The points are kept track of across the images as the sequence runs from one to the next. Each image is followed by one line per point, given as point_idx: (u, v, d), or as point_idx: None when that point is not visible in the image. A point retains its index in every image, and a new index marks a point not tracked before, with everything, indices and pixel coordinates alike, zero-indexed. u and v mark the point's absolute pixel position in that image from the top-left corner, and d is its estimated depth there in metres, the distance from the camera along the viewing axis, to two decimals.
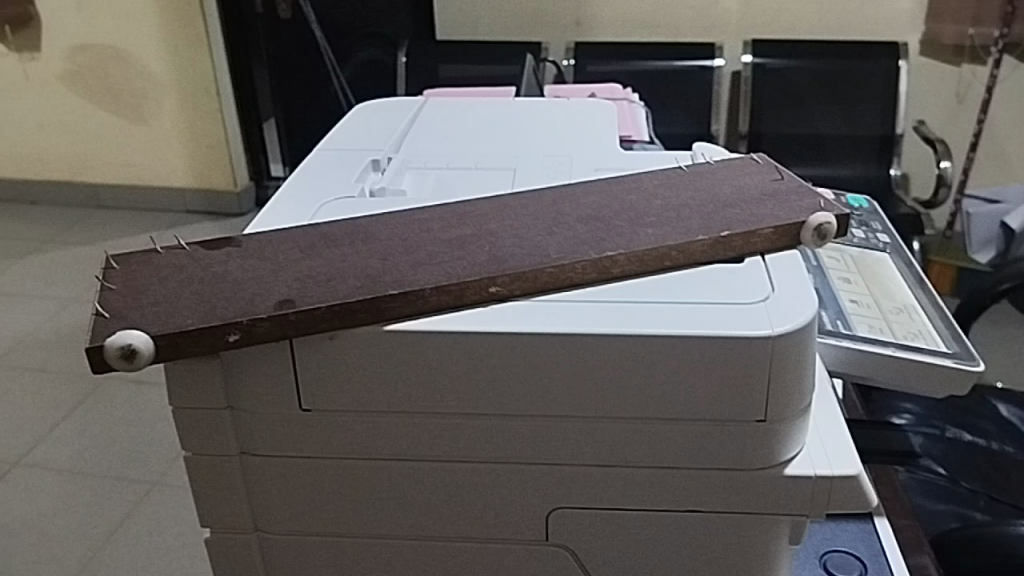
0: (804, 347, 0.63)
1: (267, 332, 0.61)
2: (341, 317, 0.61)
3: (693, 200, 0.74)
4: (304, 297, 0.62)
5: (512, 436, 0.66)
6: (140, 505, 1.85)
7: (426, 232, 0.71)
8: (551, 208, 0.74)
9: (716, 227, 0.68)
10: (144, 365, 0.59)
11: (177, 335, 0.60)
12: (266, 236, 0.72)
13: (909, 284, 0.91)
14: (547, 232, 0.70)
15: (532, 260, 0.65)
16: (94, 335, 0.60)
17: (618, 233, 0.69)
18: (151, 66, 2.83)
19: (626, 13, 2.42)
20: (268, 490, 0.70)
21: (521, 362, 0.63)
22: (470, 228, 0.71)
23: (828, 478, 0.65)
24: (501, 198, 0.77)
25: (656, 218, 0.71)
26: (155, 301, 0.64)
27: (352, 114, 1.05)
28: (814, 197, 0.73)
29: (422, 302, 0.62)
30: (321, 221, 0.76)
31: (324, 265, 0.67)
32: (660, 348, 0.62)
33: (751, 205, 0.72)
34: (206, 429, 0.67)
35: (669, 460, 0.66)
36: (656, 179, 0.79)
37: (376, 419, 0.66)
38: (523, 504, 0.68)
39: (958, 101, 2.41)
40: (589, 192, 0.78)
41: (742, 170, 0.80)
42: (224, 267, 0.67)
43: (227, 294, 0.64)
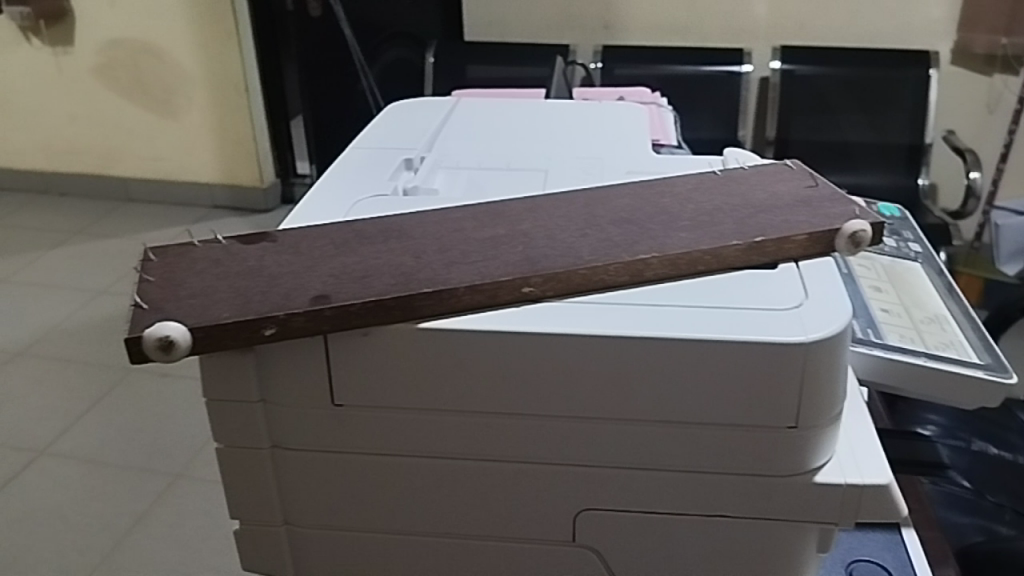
0: (838, 354, 0.62)
1: (303, 326, 0.62)
2: (375, 314, 0.62)
3: (727, 205, 0.74)
4: (339, 293, 0.63)
5: (542, 436, 0.66)
6: (164, 496, 1.87)
7: (460, 231, 0.72)
8: (584, 210, 0.74)
9: (749, 232, 0.68)
10: (180, 357, 0.60)
11: (214, 328, 0.61)
12: (301, 232, 0.73)
13: (941, 294, 0.91)
14: (579, 234, 0.70)
15: (565, 261, 0.65)
16: (134, 326, 0.61)
17: (651, 236, 0.69)
18: (182, 62, 2.85)
19: (655, 16, 2.41)
20: (299, 484, 0.70)
21: (552, 364, 0.63)
22: (503, 229, 0.72)
23: (858, 487, 0.65)
24: (533, 200, 0.78)
25: (689, 222, 0.71)
26: (192, 294, 0.65)
27: (384, 113, 1.05)
28: (847, 205, 0.73)
29: (455, 301, 0.63)
30: (356, 218, 0.77)
31: (358, 261, 0.67)
32: (692, 352, 0.62)
33: (785, 212, 0.72)
34: (239, 421, 0.68)
35: (698, 465, 0.66)
36: (688, 184, 0.79)
37: (407, 416, 0.66)
38: (551, 504, 0.69)
39: (988, 111, 2.38)
40: (621, 195, 0.78)
41: (776, 176, 0.80)
42: (259, 261, 0.68)
43: (263, 288, 0.65)
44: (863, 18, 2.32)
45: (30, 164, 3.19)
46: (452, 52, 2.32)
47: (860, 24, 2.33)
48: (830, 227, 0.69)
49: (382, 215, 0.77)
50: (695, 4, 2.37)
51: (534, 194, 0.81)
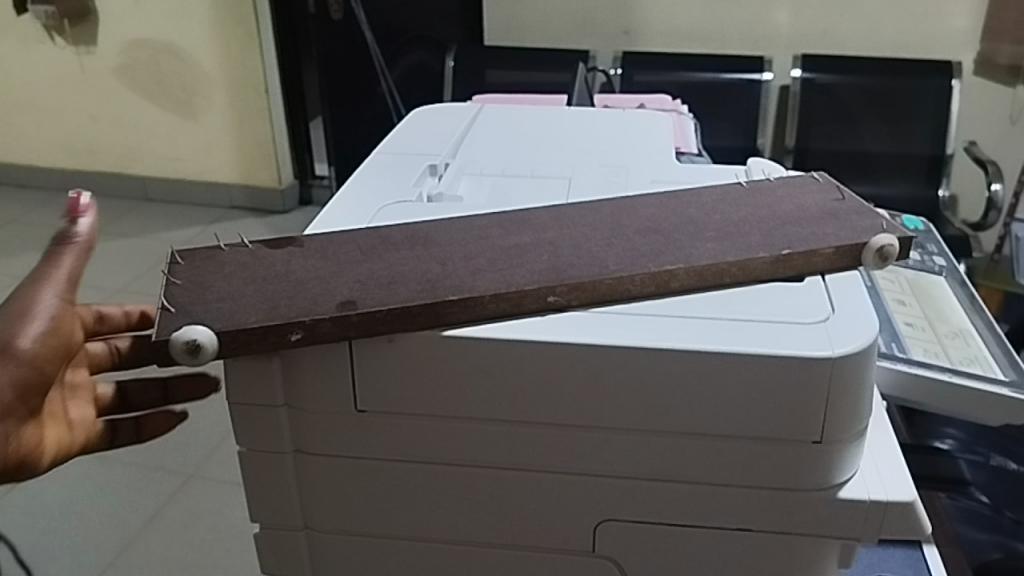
0: (864, 370, 0.62)
1: (330, 332, 0.62)
2: (402, 321, 0.62)
3: (753, 217, 0.74)
4: (366, 299, 0.63)
5: (565, 444, 0.66)
6: (178, 494, 1.88)
7: (485, 239, 0.72)
8: (610, 219, 0.74)
9: (776, 246, 0.68)
10: (207, 360, 0.60)
11: (241, 332, 0.61)
12: (327, 237, 0.73)
13: (966, 310, 0.90)
14: (605, 244, 0.70)
15: (591, 270, 0.66)
16: (162, 328, 0.62)
17: (678, 247, 0.69)
18: (204, 63, 2.87)
19: (676, 23, 2.40)
20: (320, 488, 0.71)
21: (577, 374, 0.63)
22: (529, 237, 0.72)
23: (883, 502, 0.65)
24: (558, 208, 0.78)
25: (716, 233, 0.71)
26: (220, 297, 0.65)
27: (409, 117, 1.06)
28: (875, 218, 0.72)
29: (481, 309, 0.63)
30: (383, 225, 0.77)
31: (384, 268, 0.68)
32: (717, 366, 0.61)
33: (813, 224, 0.72)
34: (263, 425, 0.68)
35: (720, 478, 0.66)
36: (713, 195, 0.79)
37: (430, 424, 0.66)
38: (572, 514, 0.68)
39: (1011, 123, 2.34)
40: (646, 205, 0.78)
41: (802, 188, 0.80)
42: (286, 266, 0.69)
43: (289, 294, 0.65)
44: (889, 27, 2.30)
45: (50, 163, 3.22)
46: (472, 56, 2.32)
47: (886, 34, 2.31)
48: (857, 242, 0.68)
49: (409, 222, 0.77)
50: (716, 11, 2.36)
51: (560, 203, 0.81)
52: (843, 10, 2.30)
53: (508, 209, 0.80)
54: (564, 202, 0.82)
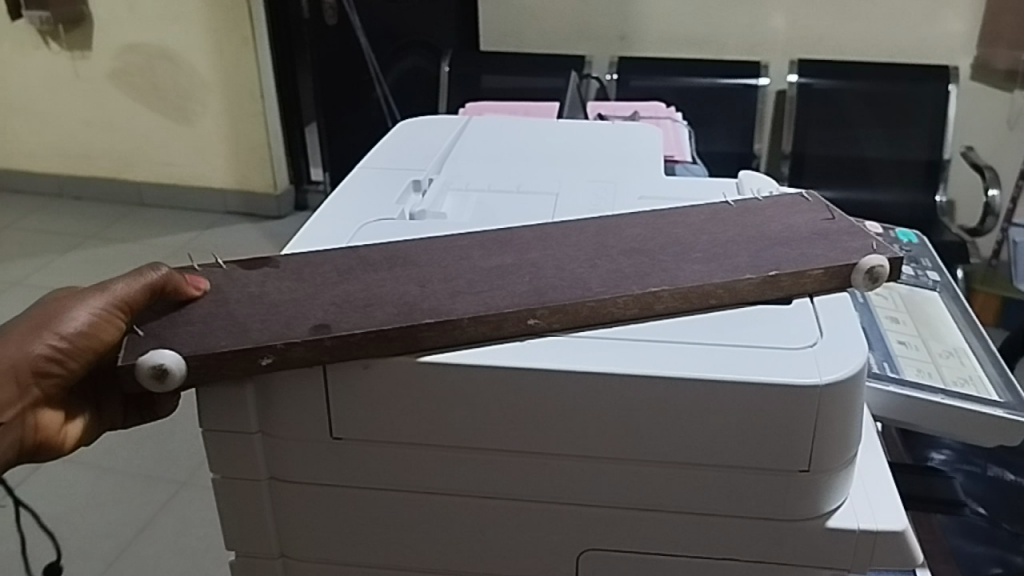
0: (853, 398, 0.60)
1: (302, 357, 0.61)
2: (377, 346, 0.61)
3: (739, 235, 0.72)
4: (340, 323, 0.62)
5: (546, 474, 0.64)
6: (170, 504, 1.85)
7: (465, 259, 0.70)
8: (596, 238, 0.73)
9: (764, 266, 0.66)
10: (174, 386, 0.59)
11: (210, 357, 0.60)
12: (304, 258, 0.71)
13: (960, 327, 0.88)
14: (588, 263, 0.68)
15: (573, 292, 0.64)
16: (131, 352, 0.61)
17: (663, 269, 0.67)
18: (199, 69, 2.85)
19: (672, 29, 2.37)
20: (297, 516, 0.69)
21: (557, 402, 0.61)
22: (511, 258, 0.70)
23: (872, 532, 0.63)
24: (541, 227, 0.76)
25: (703, 254, 0.69)
26: (190, 320, 0.64)
27: (394, 131, 1.04)
28: (865, 238, 0.70)
29: (460, 332, 0.61)
30: (363, 244, 0.76)
31: (362, 291, 0.66)
32: (702, 394, 0.60)
33: (801, 244, 0.70)
34: (236, 453, 0.67)
35: (708, 508, 0.64)
36: (700, 213, 0.78)
37: (407, 451, 0.65)
38: (552, 542, 0.67)
39: (1008, 127, 2.31)
40: (632, 223, 0.76)
41: (790, 206, 0.79)
42: (261, 288, 0.67)
43: (262, 317, 0.64)
44: (887, 33, 2.27)
45: (45, 168, 3.20)
46: (467, 63, 2.31)
47: (885, 39, 2.28)
48: (845, 266, 0.67)
49: (387, 241, 0.75)
50: (713, 16, 2.33)
51: (545, 221, 0.78)
52: (840, 15, 2.28)
53: (492, 229, 0.77)
54: (548, 222, 0.79)
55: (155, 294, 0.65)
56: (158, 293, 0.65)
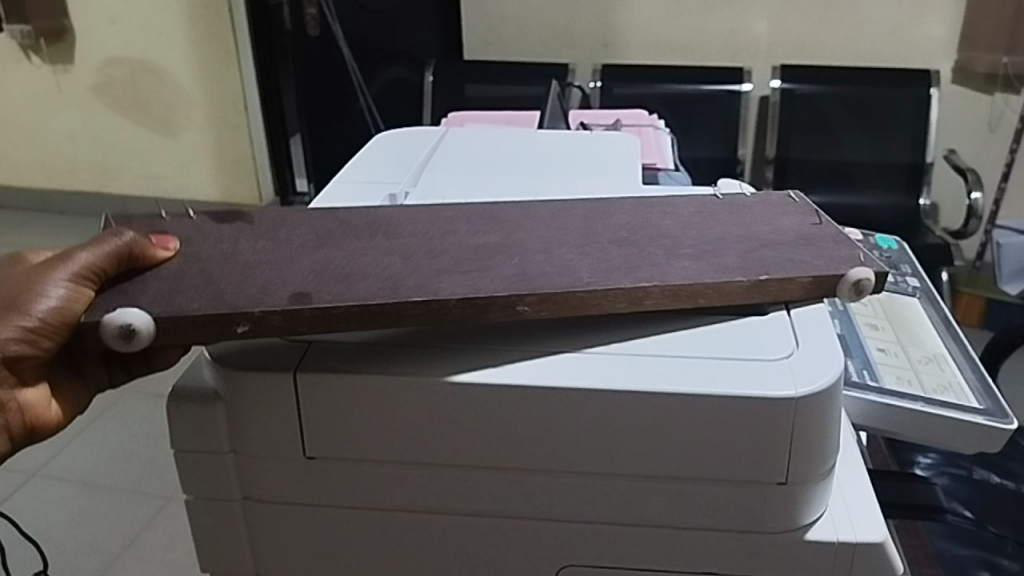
0: (829, 408, 0.60)
1: (279, 325, 0.59)
2: (359, 319, 0.59)
3: (723, 234, 0.72)
4: (321, 292, 0.61)
5: (523, 488, 0.63)
6: (156, 519, 1.78)
7: (448, 240, 0.70)
8: (583, 226, 0.73)
9: (752, 269, 0.65)
10: (141, 345, 0.58)
11: (181, 320, 0.58)
12: (282, 234, 0.71)
13: (939, 332, 0.86)
14: (573, 251, 0.68)
15: (562, 282, 0.62)
16: (99, 313, 0.59)
17: (653, 264, 0.65)
18: (185, 84, 2.84)
19: (654, 35, 2.37)
20: (271, 535, 0.68)
21: (533, 412, 0.61)
22: (497, 238, 0.70)
23: (851, 544, 0.62)
24: (526, 213, 0.76)
25: (691, 250, 0.68)
26: (162, 280, 0.63)
27: (373, 143, 1.03)
28: (851, 248, 0.69)
29: (446, 314, 0.60)
30: (345, 218, 0.75)
31: (344, 259, 0.66)
32: (678, 406, 0.59)
33: (788, 248, 0.70)
34: (209, 473, 0.66)
35: (685, 521, 0.63)
36: (685, 208, 0.78)
37: (380, 469, 0.64)
38: (533, 555, 0.66)
39: (989, 130, 2.31)
40: (620, 215, 0.76)
41: (777, 208, 0.78)
42: (236, 247, 0.69)
43: (238, 280, 0.63)
44: (871, 35, 2.28)
45: (29, 183, 3.18)
46: (451, 71, 2.30)
47: (870, 41, 2.29)
48: (832, 275, 0.65)
49: (369, 219, 0.74)
50: (696, 23, 2.34)
51: (528, 205, 0.78)
52: (822, 20, 2.28)
53: (472, 210, 0.76)
54: (530, 204, 0.78)
55: (121, 262, 0.63)
56: (123, 260, 0.63)
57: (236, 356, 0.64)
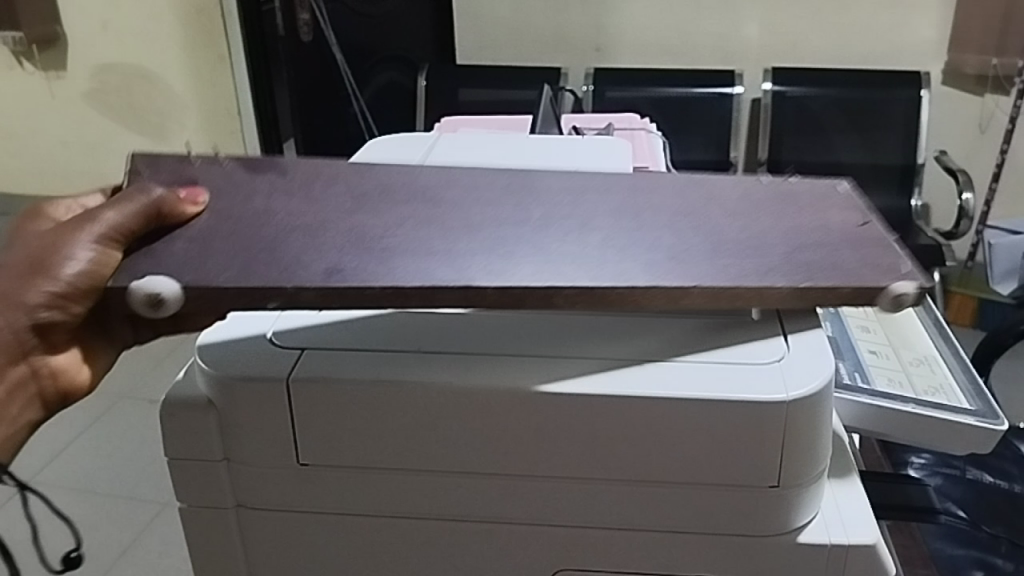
0: (820, 411, 0.61)
1: (312, 300, 0.58)
2: (392, 300, 0.58)
3: (764, 234, 0.67)
4: (354, 269, 0.60)
5: (517, 494, 0.64)
6: (151, 525, 1.77)
7: (480, 224, 0.66)
8: (628, 207, 0.70)
9: (794, 275, 0.61)
10: (169, 313, 0.58)
11: (210, 290, 0.57)
12: (313, 202, 0.68)
13: (932, 335, 0.86)
14: (609, 236, 0.65)
15: (601, 275, 0.60)
16: (125, 277, 0.59)
17: (691, 258, 0.63)
18: (175, 87, 2.65)
19: (646, 38, 2.38)
20: (266, 542, 0.68)
21: (532, 415, 0.61)
22: (539, 216, 0.67)
23: (843, 547, 0.63)
24: (560, 197, 0.71)
25: (737, 249, 0.65)
26: (194, 239, 0.62)
27: (367, 149, 1.03)
28: (897, 257, 0.65)
29: (479, 300, 0.59)
30: (369, 192, 0.70)
31: (381, 227, 0.65)
32: (671, 411, 0.60)
33: (831, 250, 0.65)
34: (202, 482, 0.66)
35: (677, 526, 0.64)
36: (723, 197, 0.74)
37: (371, 476, 0.64)
38: (530, 559, 0.66)
39: (980, 131, 2.32)
40: (663, 202, 0.72)
41: (822, 200, 0.73)
42: (268, 205, 0.67)
43: (270, 248, 0.62)
44: (869, 35, 2.28)
45: None
46: (446, 74, 2.30)
47: (870, 40, 2.29)
48: (874, 280, 0.61)
49: (393, 197, 0.70)
50: (687, 26, 2.35)
51: (564, 183, 0.74)
52: (812, 23, 2.29)
53: (500, 191, 0.72)
54: (570, 183, 0.74)
55: (150, 219, 0.62)
56: (153, 217, 0.62)
57: (230, 362, 0.64)
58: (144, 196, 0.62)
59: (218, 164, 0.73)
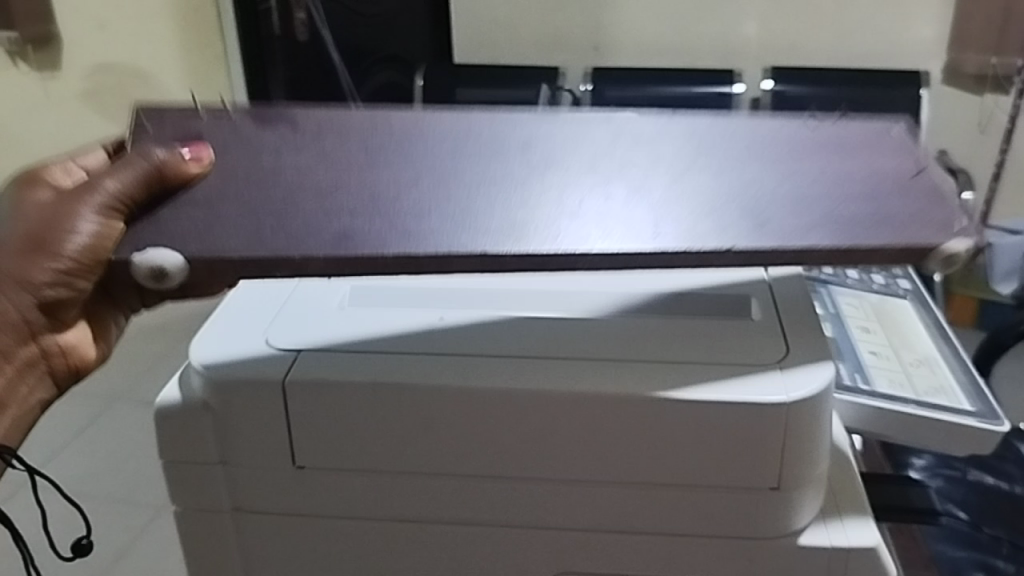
0: (820, 411, 0.60)
1: (321, 269, 0.56)
2: (406, 268, 0.55)
3: (811, 181, 0.61)
4: (365, 232, 0.57)
5: (516, 494, 0.63)
6: (149, 526, 1.76)
7: (497, 180, 0.61)
8: (661, 150, 0.64)
9: (839, 234, 0.56)
10: (173, 286, 0.56)
11: (217, 260, 0.56)
12: (316, 153, 0.63)
13: (931, 335, 0.86)
14: (635, 191, 0.60)
15: (626, 236, 0.56)
16: (128, 248, 0.57)
17: (727, 210, 0.58)
18: None
19: (646, 38, 2.37)
20: (261, 546, 0.67)
21: (534, 411, 0.60)
22: (559, 169, 0.62)
23: (844, 549, 0.62)
24: (589, 141, 0.65)
25: (779, 199, 0.59)
26: (202, 200, 0.59)
27: None
28: (956, 210, 0.59)
29: (502, 268, 0.55)
30: (380, 142, 0.64)
31: (390, 184, 0.61)
32: (669, 410, 0.59)
33: (884, 200, 0.59)
34: (197, 486, 0.65)
35: (677, 528, 0.63)
36: (770, 130, 0.67)
37: (367, 478, 0.64)
38: (531, 557, 0.65)
39: (980, 130, 2.31)
40: (703, 137, 0.66)
41: (878, 141, 0.66)
42: (276, 158, 0.63)
43: (278, 212, 0.59)
44: (868, 35, 2.28)
45: None
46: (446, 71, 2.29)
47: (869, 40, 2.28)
48: (926, 236, 0.56)
49: (404, 146, 0.64)
50: (686, 26, 2.34)
51: (599, 118, 0.67)
52: (811, 23, 2.29)
53: (523, 133, 0.65)
54: (606, 119, 0.67)
55: (153, 186, 0.59)
56: (154, 183, 0.59)
57: (225, 361, 0.63)
58: (145, 160, 0.59)
59: (227, 114, 0.66)
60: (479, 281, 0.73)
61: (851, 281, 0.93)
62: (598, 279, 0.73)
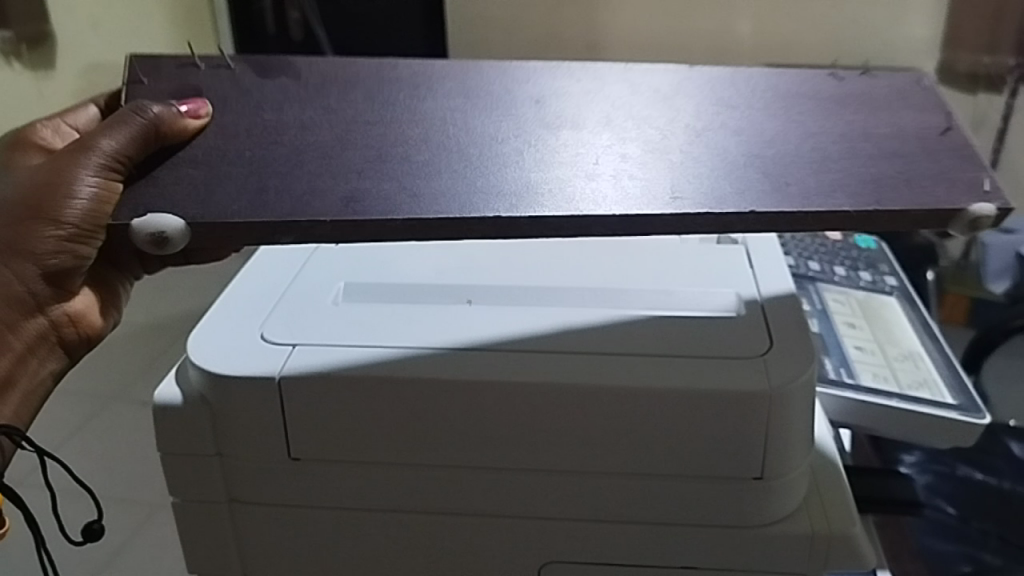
0: (805, 397, 0.62)
1: (327, 233, 0.56)
2: (414, 232, 0.56)
3: (835, 141, 0.62)
4: (372, 193, 0.58)
5: (507, 484, 0.65)
6: None
7: (514, 137, 0.62)
8: (673, 107, 0.66)
9: (860, 199, 0.57)
10: (174, 251, 0.56)
11: (220, 225, 0.56)
12: (331, 111, 0.64)
13: (914, 330, 0.88)
14: (653, 150, 0.61)
15: (637, 200, 0.57)
16: (127, 214, 0.58)
17: (736, 174, 0.59)
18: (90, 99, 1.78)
19: None
20: (257, 535, 0.69)
21: (532, 401, 0.62)
22: (569, 129, 0.63)
23: (827, 535, 0.64)
24: (605, 95, 0.67)
25: (794, 165, 0.60)
26: (202, 161, 0.61)
27: None
28: (977, 171, 0.60)
29: (515, 232, 0.56)
30: (398, 98, 0.66)
31: (398, 141, 0.62)
32: (658, 399, 0.61)
33: (903, 166, 0.60)
34: (196, 478, 0.67)
35: (664, 517, 0.65)
36: (791, 84, 0.68)
37: (360, 468, 0.65)
38: (520, 538, 0.66)
39: None
40: (721, 91, 0.67)
41: (904, 96, 0.67)
42: (277, 114, 0.64)
43: (285, 172, 0.60)
44: None
45: None
46: None
47: None
48: (951, 201, 0.57)
49: (424, 99, 0.65)
50: None
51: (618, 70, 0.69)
52: None
53: (536, 85, 0.67)
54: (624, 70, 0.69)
55: (150, 141, 0.60)
56: (152, 137, 0.60)
57: (221, 361, 0.64)
58: (141, 116, 0.60)
59: (227, 69, 0.67)
60: (464, 274, 0.74)
61: (837, 278, 0.93)
62: (584, 272, 0.74)
